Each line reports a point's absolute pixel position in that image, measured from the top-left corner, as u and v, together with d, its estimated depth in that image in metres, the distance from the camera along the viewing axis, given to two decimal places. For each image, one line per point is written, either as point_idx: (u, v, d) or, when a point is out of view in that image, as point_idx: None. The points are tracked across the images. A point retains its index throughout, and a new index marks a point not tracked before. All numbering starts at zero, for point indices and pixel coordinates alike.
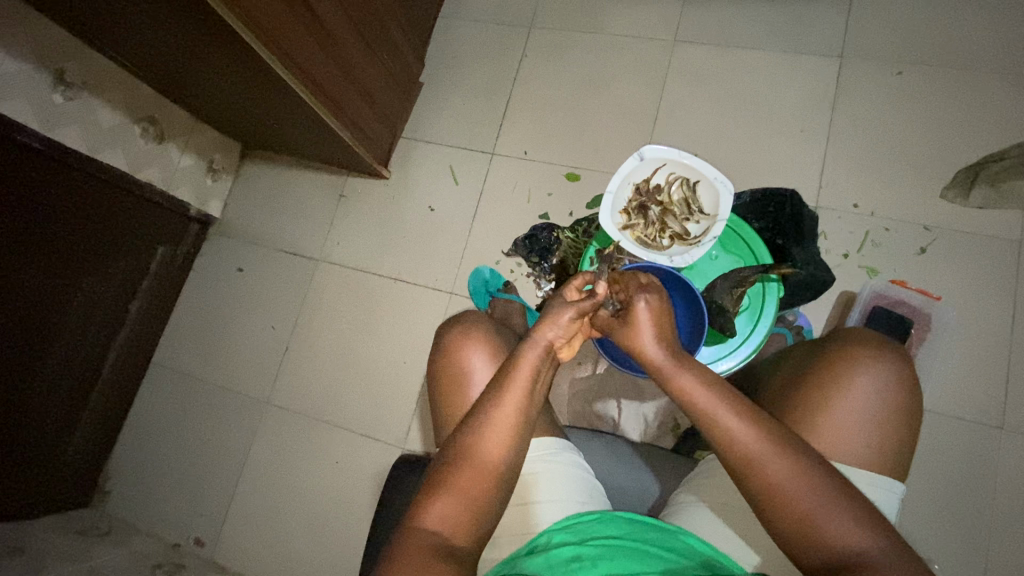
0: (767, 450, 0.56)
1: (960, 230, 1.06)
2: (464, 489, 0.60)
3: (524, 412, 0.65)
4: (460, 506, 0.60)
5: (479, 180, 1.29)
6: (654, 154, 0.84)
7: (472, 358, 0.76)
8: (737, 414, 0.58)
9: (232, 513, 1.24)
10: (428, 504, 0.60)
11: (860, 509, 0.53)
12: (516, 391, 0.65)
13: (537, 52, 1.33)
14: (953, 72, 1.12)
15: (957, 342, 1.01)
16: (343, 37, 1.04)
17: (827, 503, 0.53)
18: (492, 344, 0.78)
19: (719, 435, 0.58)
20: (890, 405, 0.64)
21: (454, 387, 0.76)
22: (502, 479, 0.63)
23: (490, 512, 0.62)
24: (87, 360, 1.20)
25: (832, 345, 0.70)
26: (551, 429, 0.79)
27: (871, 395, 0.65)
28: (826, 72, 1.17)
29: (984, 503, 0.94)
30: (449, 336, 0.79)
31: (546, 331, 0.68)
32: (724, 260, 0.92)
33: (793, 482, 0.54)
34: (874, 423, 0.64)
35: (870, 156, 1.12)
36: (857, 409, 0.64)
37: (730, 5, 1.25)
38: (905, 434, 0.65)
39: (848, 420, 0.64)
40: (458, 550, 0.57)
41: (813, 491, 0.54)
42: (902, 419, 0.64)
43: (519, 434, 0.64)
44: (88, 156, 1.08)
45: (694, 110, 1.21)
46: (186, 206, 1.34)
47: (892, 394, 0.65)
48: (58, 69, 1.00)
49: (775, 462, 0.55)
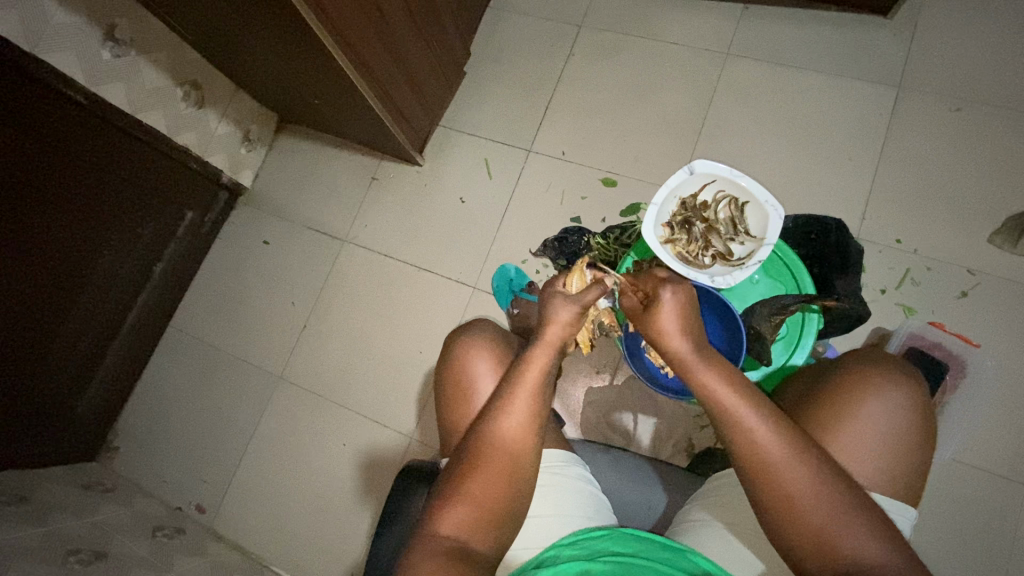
0: (793, 469, 0.55)
1: (1004, 278, 1.02)
2: (476, 498, 0.60)
3: (539, 411, 0.64)
4: (474, 511, 0.59)
5: (513, 177, 1.27)
6: (705, 169, 0.80)
7: (477, 367, 0.75)
8: (765, 429, 0.56)
9: (235, 483, 1.24)
10: (441, 511, 0.59)
11: (883, 550, 0.52)
12: (524, 392, 0.64)
13: (585, 52, 1.31)
14: (1013, 114, 1.09)
15: (989, 392, 0.98)
16: (396, 20, 1.03)
17: (826, 521, 0.53)
18: (498, 351, 0.77)
19: (740, 449, 0.57)
20: (902, 432, 0.62)
21: (460, 395, 0.75)
22: (515, 489, 0.62)
23: (507, 517, 0.61)
24: (107, 317, 1.20)
25: (843, 369, 0.67)
26: (555, 440, 0.79)
27: (881, 416, 0.63)
28: (881, 102, 1.14)
29: (1001, 560, 0.92)
30: (455, 349, 0.78)
31: (555, 331, 0.67)
32: (764, 285, 0.89)
33: (801, 487, 0.54)
34: (887, 447, 0.62)
35: (917, 193, 1.09)
36: (869, 432, 0.62)
37: (787, 22, 1.22)
38: (916, 462, 0.63)
39: (863, 444, 0.62)
40: (475, 555, 0.57)
41: (814, 510, 0.53)
42: (919, 448, 0.63)
43: (533, 437, 0.63)
44: (128, 115, 1.08)
45: (742, 126, 1.18)
46: (219, 173, 1.33)
47: (904, 415, 0.63)
48: (109, 25, 0.99)
49: (801, 489, 0.54)
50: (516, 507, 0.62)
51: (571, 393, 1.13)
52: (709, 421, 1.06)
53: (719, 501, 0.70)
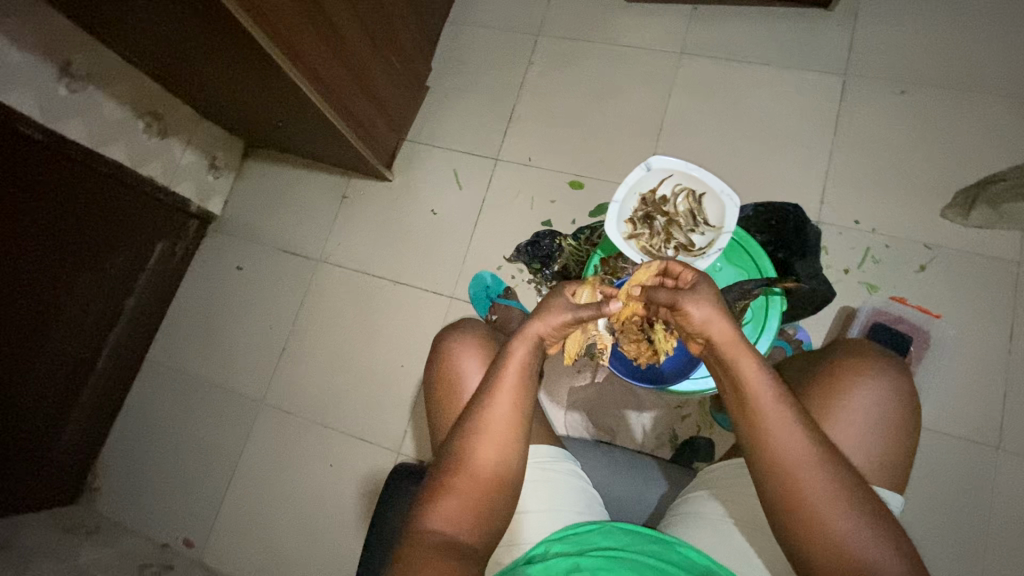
0: (805, 459, 0.55)
1: (959, 250, 1.07)
2: (464, 492, 0.60)
3: (524, 402, 0.65)
4: (462, 504, 0.60)
5: (483, 186, 1.29)
6: (661, 164, 0.83)
7: (466, 363, 0.76)
8: (786, 425, 0.56)
9: (222, 514, 1.22)
10: (430, 506, 0.60)
11: (863, 515, 0.53)
12: (506, 389, 0.64)
13: (544, 59, 1.34)
14: (955, 93, 1.14)
15: (956, 361, 1.02)
16: (353, 39, 1.05)
17: (822, 482, 0.54)
18: (485, 349, 0.77)
19: (756, 440, 0.57)
20: (888, 414, 0.65)
21: (449, 394, 0.75)
22: (503, 482, 0.62)
23: (495, 510, 0.61)
24: (81, 355, 1.19)
25: (833, 357, 0.70)
26: (545, 434, 0.79)
27: (870, 407, 0.65)
28: (830, 90, 1.18)
29: (982, 522, 0.95)
30: (444, 345, 0.79)
31: (536, 329, 0.67)
32: (728, 272, 0.92)
33: (797, 451, 0.55)
34: (874, 436, 0.64)
35: (871, 174, 1.13)
36: (856, 420, 0.64)
37: (735, 20, 1.27)
38: (901, 442, 0.65)
39: (852, 425, 0.64)
40: (464, 549, 0.57)
41: (811, 473, 0.54)
42: (898, 428, 0.64)
43: (518, 432, 0.64)
44: (90, 149, 1.08)
45: (700, 122, 1.22)
46: (187, 202, 1.33)
47: (891, 406, 0.65)
48: (65, 61, 1.00)
49: (807, 473, 0.54)
50: (506, 503, 0.62)
51: (555, 395, 1.14)
52: (689, 410, 1.08)
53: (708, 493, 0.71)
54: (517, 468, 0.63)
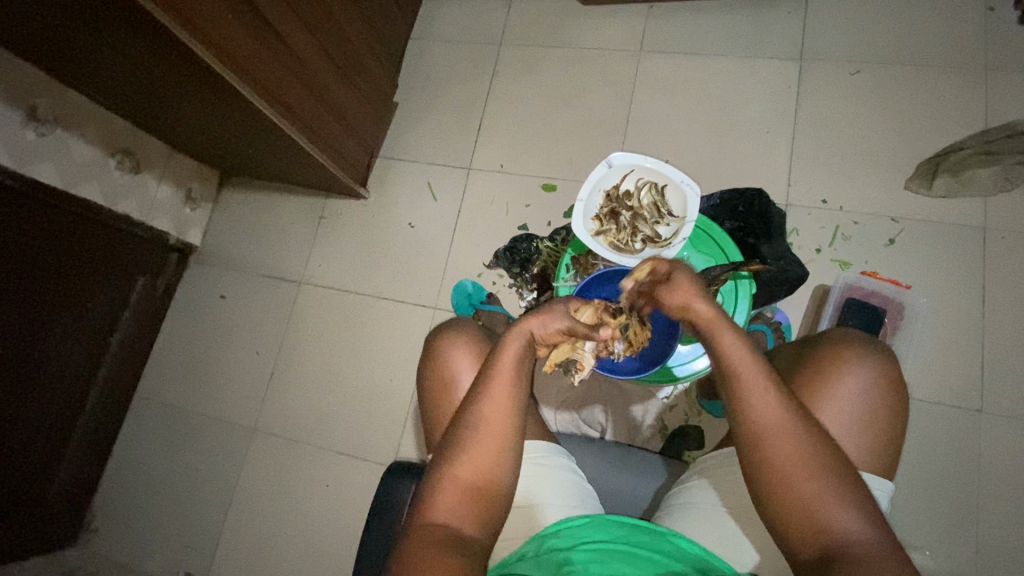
0: (790, 439, 0.55)
1: (925, 220, 1.09)
2: (466, 484, 0.60)
3: (520, 395, 0.64)
4: (462, 496, 0.60)
5: (457, 196, 1.30)
6: (621, 160, 0.86)
7: (459, 361, 0.76)
8: (779, 408, 0.56)
9: (221, 544, 1.22)
10: (431, 500, 0.60)
11: (848, 490, 0.53)
12: (504, 380, 0.64)
13: (507, 67, 1.36)
14: (906, 69, 1.17)
15: (932, 329, 1.04)
16: (315, 63, 1.06)
17: (799, 452, 0.54)
18: (477, 346, 0.77)
19: (745, 419, 0.57)
20: (875, 400, 0.64)
21: (442, 395, 0.76)
22: (502, 472, 0.62)
23: (497, 503, 0.61)
24: (69, 396, 1.18)
25: (822, 345, 0.69)
26: (541, 432, 0.79)
27: (858, 396, 0.64)
28: (788, 75, 1.21)
29: (971, 486, 0.96)
30: (435, 344, 0.79)
31: (532, 324, 0.67)
32: (696, 259, 0.93)
33: (773, 419, 0.56)
34: (860, 425, 0.63)
35: (834, 154, 1.15)
36: (845, 410, 0.64)
37: (689, 14, 1.29)
38: (890, 425, 0.64)
39: (840, 411, 0.64)
40: (467, 541, 0.57)
41: (785, 443, 0.55)
42: (885, 410, 0.64)
43: (515, 425, 0.64)
44: (64, 191, 1.09)
45: (664, 117, 1.24)
46: (165, 235, 1.34)
47: (881, 396, 0.64)
48: (30, 106, 1.01)
49: (794, 453, 0.54)
50: (504, 495, 0.62)
51: (545, 396, 1.14)
52: (678, 400, 1.09)
53: (699, 484, 0.71)
54: (515, 457, 0.63)
